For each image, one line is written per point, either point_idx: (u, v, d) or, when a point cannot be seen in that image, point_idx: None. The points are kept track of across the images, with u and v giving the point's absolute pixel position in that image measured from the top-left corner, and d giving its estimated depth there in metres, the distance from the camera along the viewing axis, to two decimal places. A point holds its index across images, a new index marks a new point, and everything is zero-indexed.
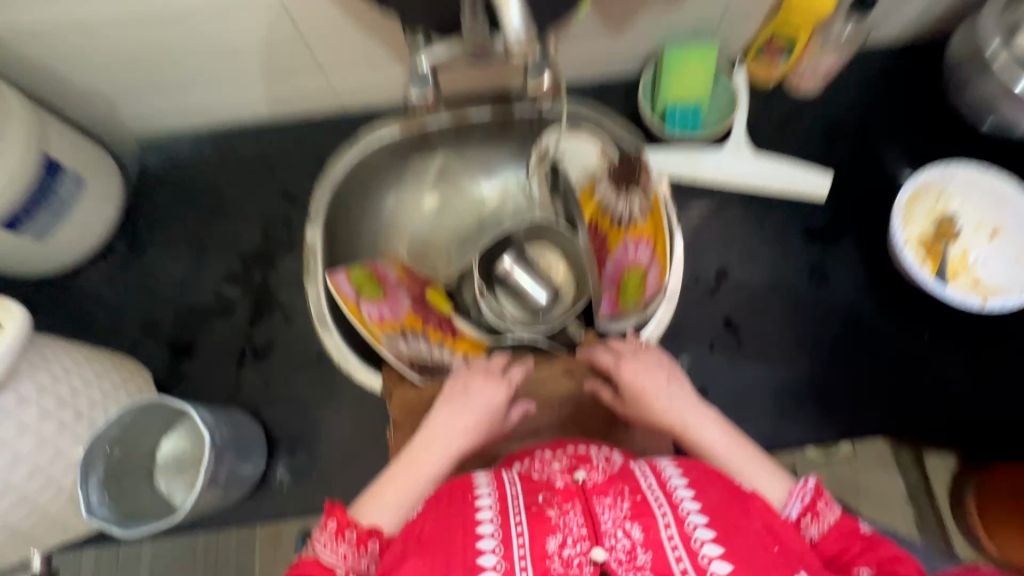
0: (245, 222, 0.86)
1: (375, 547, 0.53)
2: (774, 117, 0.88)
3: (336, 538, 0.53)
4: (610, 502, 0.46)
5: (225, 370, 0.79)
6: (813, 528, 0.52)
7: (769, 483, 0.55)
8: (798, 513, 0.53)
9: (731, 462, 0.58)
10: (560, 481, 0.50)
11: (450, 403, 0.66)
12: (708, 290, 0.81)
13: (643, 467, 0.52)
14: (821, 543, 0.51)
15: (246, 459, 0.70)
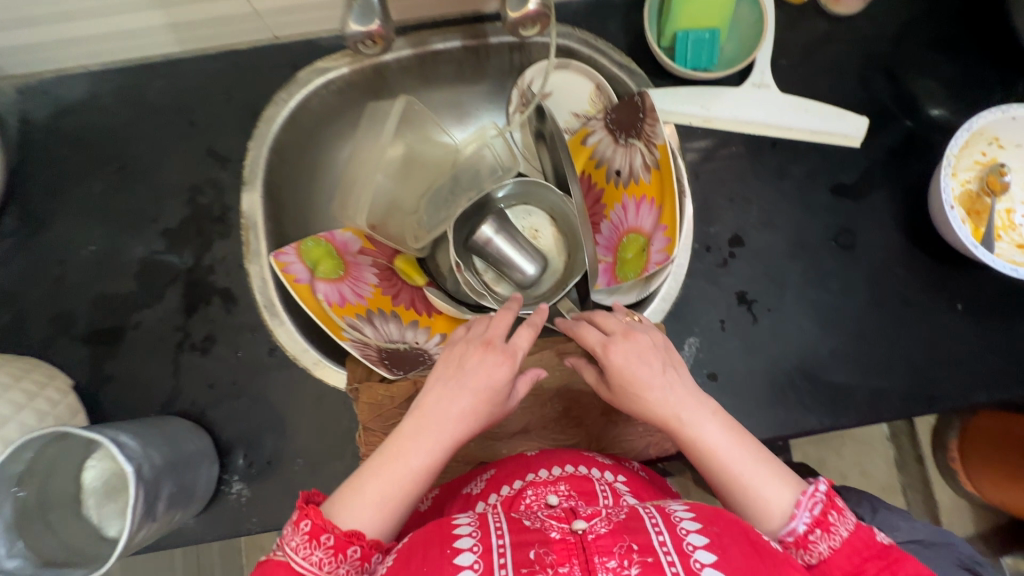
0: (163, 189, 0.70)
1: (355, 553, 0.46)
2: (800, 47, 0.74)
3: (310, 544, 0.45)
4: (613, 566, 0.42)
5: (157, 371, 0.67)
6: (824, 545, 0.46)
7: (771, 486, 0.49)
8: (807, 529, 0.47)
9: (733, 465, 0.50)
10: (556, 534, 0.45)
11: (443, 382, 0.53)
12: (721, 260, 0.70)
13: (651, 511, 0.48)
14: (830, 563, 0.45)
15: (193, 479, 0.60)
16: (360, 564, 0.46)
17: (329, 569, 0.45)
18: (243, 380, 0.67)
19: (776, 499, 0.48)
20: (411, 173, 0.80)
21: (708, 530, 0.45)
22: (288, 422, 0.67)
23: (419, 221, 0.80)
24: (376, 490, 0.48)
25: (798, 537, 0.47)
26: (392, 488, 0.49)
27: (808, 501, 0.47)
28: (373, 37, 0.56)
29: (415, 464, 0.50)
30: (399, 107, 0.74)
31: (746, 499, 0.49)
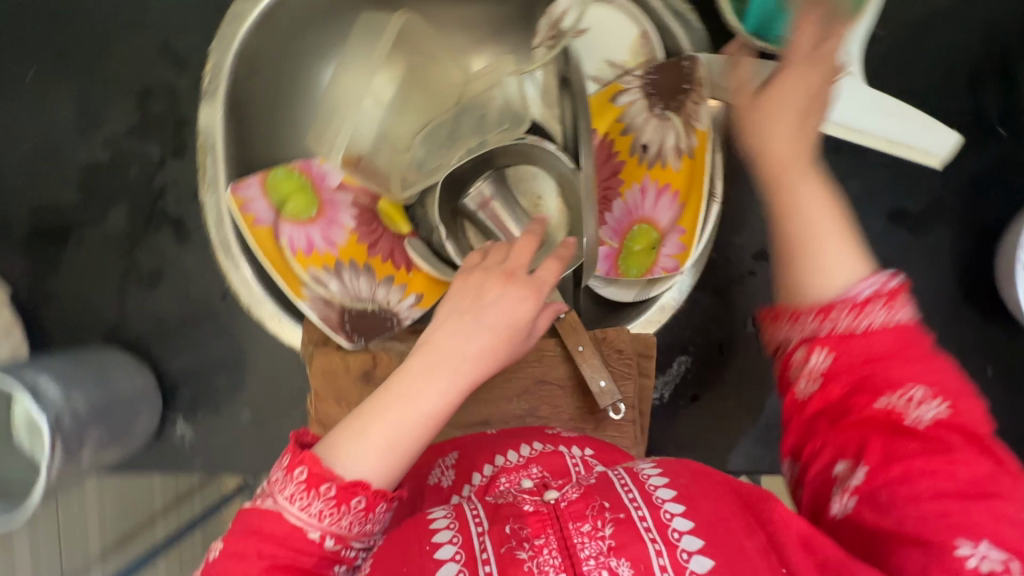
0: (110, 88, 0.60)
1: (359, 505, 0.38)
2: (903, 27, 0.58)
3: (306, 494, 0.38)
4: (589, 531, 0.37)
5: (101, 297, 0.62)
6: (864, 322, 0.36)
7: (845, 262, 0.38)
8: (872, 295, 0.36)
9: (806, 231, 0.38)
10: (530, 506, 0.40)
11: (450, 309, 0.42)
12: (737, 276, 0.61)
13: (620, 471, 0.43)
14: (873, 336, 0.36)
15: (129, 426, 0.57)
16: (364, 515, 0.38)
17: (329, 520, 0.38)
18: (194, 322, 0.62)
19: (835, 278, 0.37)
20: (408, 100, 0.65)
21: (677, 484, 0.40)
22: (240, 371, 0.63)
23: (412, 162, 0.66)
24: (366, 451, 0.39)
25: (855, 301, 0.36)
26: (390, 437, 0.39)
27: (874, 280, 0.37)
28: None
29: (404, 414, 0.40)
30: (394, 26, 0.63)
31: (806, 272, 0.38)
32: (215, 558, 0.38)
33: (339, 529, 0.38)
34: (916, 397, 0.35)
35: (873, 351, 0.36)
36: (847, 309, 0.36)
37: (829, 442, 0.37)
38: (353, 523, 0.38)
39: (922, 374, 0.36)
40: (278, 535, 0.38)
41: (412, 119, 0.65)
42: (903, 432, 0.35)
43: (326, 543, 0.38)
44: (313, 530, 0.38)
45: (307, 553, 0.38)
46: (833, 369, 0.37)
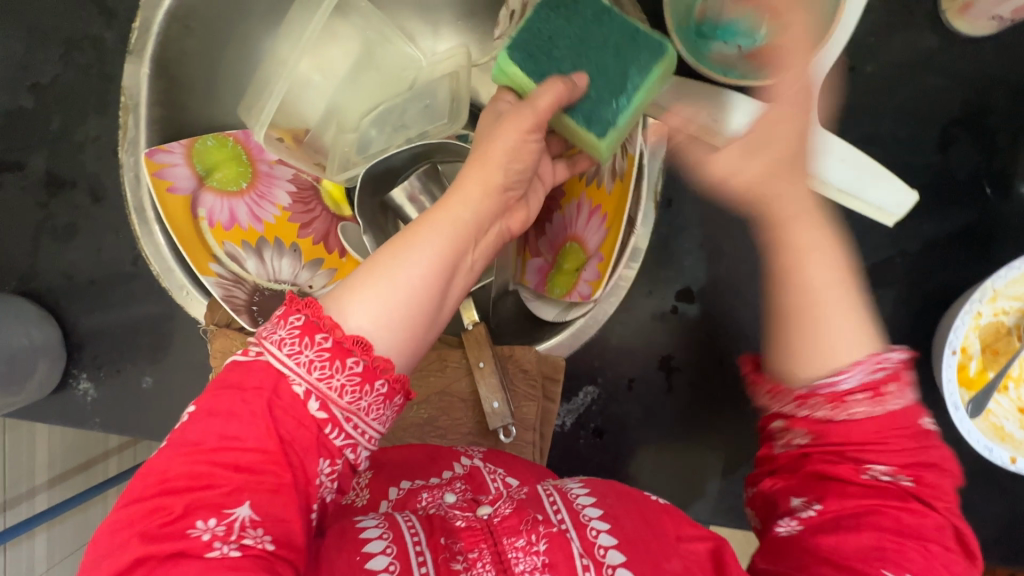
0: (38, 33, 0.58)
1: (355, 366, 0.36)
2: (873, 70, 0.53)
3: (301, 341, 0.36)
4: (523, 546, 0.43)
5: (15, 244, 0.61)
6: (862, 409, 0.40)
7: (851, 339, 0.41)
8: (855, 390, 0.41)
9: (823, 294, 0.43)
10: (463, 522, 0.46)
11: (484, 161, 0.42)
12: (658, 311, 0.58)
13: (550, 489, 0.48)
14: (853, 427, 0.41)
15: (21, 378, 0.57)
16: (358, 384, 0.36)
17: (318, 376, 0.35)
18: (105, 281, 0.62)
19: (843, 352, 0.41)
20: (362, 77, 0.66)
21: (602, 504, 0.46)
22: (146, 338, 0.63)
23: (356, 141, 0.67)
24: (388, 291, 0.37)
25: (836, 393, 0.41)
26: (409, 278, 0.37)
27: (882, 360, 0.41)
28: None
29: (418, 265, 0.38)
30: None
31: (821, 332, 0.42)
32: (185, 425, 0.37)
33: (326, 393, 0.36)
34: (877, 469, 0.40)
35: (854, 439, 0.41)
36: (860, 397, 0.40)
37: (795, 479, 0.43)
38: (344, 388, 0.36)
39: (904, 459, 0.40)
40: (266, 390, 0.35)
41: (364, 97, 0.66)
42: (847, 481, 0.41)
43: (311, 404, 0.36)
44: (300, 384, 0.36)
45: (297, 424, 0.36)
46: (816, 440, 0.42)
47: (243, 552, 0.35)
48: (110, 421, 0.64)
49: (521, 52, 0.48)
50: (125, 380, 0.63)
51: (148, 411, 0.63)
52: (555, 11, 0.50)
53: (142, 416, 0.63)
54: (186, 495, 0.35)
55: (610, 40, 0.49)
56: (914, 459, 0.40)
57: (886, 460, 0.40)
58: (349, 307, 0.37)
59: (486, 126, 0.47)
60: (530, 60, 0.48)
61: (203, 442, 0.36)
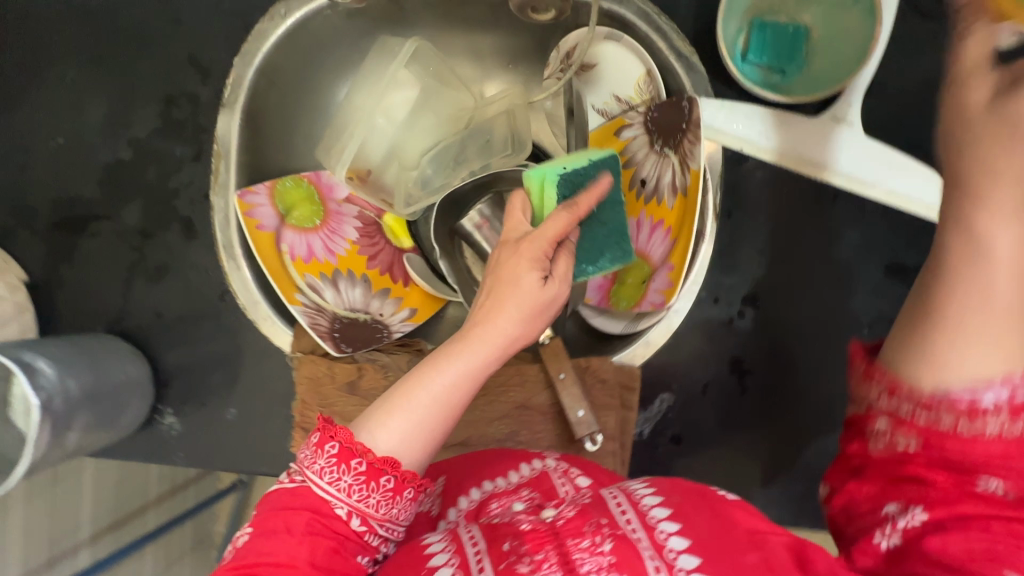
0: (139, 92, 0.64)
1: (387, 484, 0.43)
2: (910, 82, 0.58)
3: (341, 470, 0.43)
4: (587, 547, 0.41)
5: (109, 286, 0.65)
6: (992, 425, 0.33)
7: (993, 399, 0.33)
8: (995, 404, 0.33)
9: (1006, 279, 0.34)
10: (527, 526, 0.44)
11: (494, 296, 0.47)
12: (726, 317, 0.61)
13: (614, 492, 0.46)
14: (977, 443, 0.33)
15: (116, 410, 0.59)
16: (391, 495, 0.43)
17: (357, 497, 0.43)
18: (191, 318, 0.65)
19: (981, 366, 0.34)
20: (421, 121, 0.68)
21: (671, 501, 0.43)
22: (229, 371, 0.65)
23: (416, 179, 0.68)
24: (413, 414, 0.44)
25: (975, 404, 0.33)
26: (432, 404, 0.44)
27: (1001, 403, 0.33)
28: None
29: (438, 392, 0.44)
30: (410, 48, 0.65)
31: (988, 297, 0.34)
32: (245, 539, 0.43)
33: (365, 509, 0.44)
34: (992, 484, 0.33)
35: (969, 455, 0.34)
36: (998, 419, 0.33)
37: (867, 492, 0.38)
38: (381, 502, 0.43)
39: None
40: (312, 509, 0.43)
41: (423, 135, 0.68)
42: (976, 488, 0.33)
43: (352, 522, 0.43)
44: (342, 505, 0.43)
45: (335, 532, 0.43)
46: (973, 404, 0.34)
47: None
48: (195, 453, 0.65)
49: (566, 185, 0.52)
50: (211, 412, 0.65)
51: (231, 443, 0.65)
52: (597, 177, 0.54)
53: (225, 449, 0.65)
54: None
55: (610, 223, 0.56)
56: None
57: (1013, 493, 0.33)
58: (379, 429, 0.44)
59: (512, 267, 0.47)
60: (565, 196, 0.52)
61: (257, 550, 0.42)
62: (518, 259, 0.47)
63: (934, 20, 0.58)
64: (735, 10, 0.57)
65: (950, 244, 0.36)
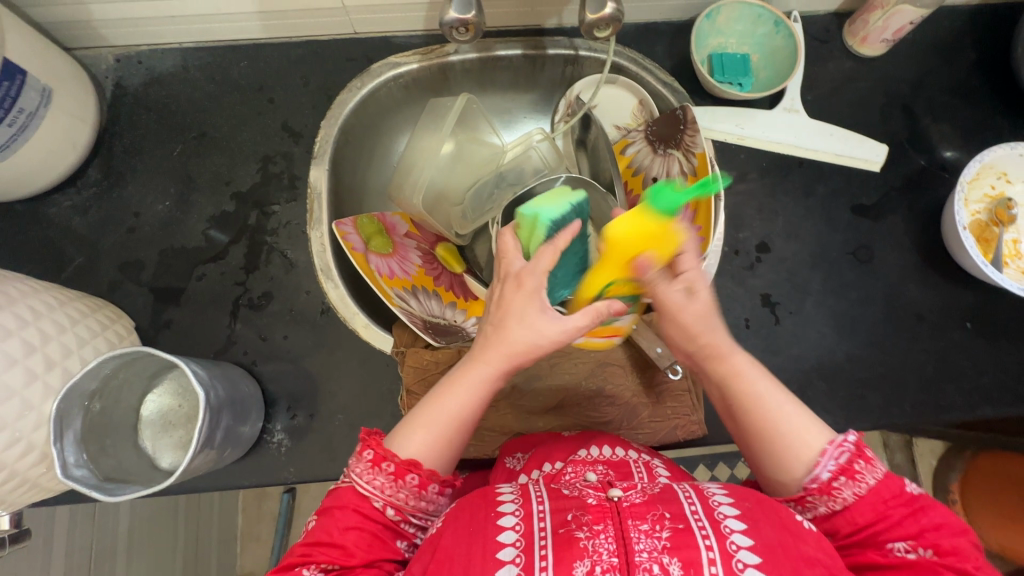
0: (238, 156, 0.76)
1: (412, 480, 0.53)
2: (826, 82, 0.82)
3: (372, 471, 0.53)
4: (646, 529, 0.48)
5: (215, 319, 0.71)
6: (848, 492, 0.49)
7: (809, 432, 0.52)
8: (833, 476, 0.49)
9: (774, 407, 0.53)
10: (593, 500, 0.52)
11: (496, 328, 0.56)
12: (748, 264, 0.76)
13: (688, 491, 0.53)
14: (852, 511, 0.49)
15: (244, 419, 0.63)
16: (417, 490, 0.53)
17: (389, 492, 0.53)
18: (294, 336, 0.71)
19: (812, 437, 0.52)
20: (463, 164, 0.85)
21: (741, 506, 0.50)
22: (333, 380, 0.70)
23: (463, 211, 0.86)
24: (432, 431, 0.54)
25: (823, 484, 0.49)
26: (450, 420, 0.55)
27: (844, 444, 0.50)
28: (467, 25, 0.63)
29: (450, 409, 0.55)
30: (462, 103, 0.80)
31: (789, 437, 0.51)
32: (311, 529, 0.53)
33: (397, 502, 0.53)
34: (899, 546, 0.48)
35: (858, 520, 0.49)
36: (843, 483, 0.49)
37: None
38: (409, 496, 0.53)
39: (910, 528, 0.48)
40: (353, 505, 0.52)
41: (465, 177, 0.85)
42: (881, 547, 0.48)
43: (388, 512, 0.53)
44: (378, 500, 0.52)
45: (376, 520, 0.52)
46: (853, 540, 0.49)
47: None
48: (304, 466, 0.68)
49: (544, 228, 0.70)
50: (317, 423, 0.69)
51: (340, 449, 0.68)
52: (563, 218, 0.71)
53: (334, 455, 0.68)
54: (308, 554, 0.51)
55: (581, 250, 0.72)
56: (921, 525, 0.48)
57: (895, 536, 0.48)
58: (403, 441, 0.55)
59: (518, 299, 0.56)
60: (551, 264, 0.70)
61: (314, 534, 0.52)
62: (516, 294, 0.56)
63: (830, 43, 0.83)
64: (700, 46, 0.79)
65: (745, 423, 0.54)
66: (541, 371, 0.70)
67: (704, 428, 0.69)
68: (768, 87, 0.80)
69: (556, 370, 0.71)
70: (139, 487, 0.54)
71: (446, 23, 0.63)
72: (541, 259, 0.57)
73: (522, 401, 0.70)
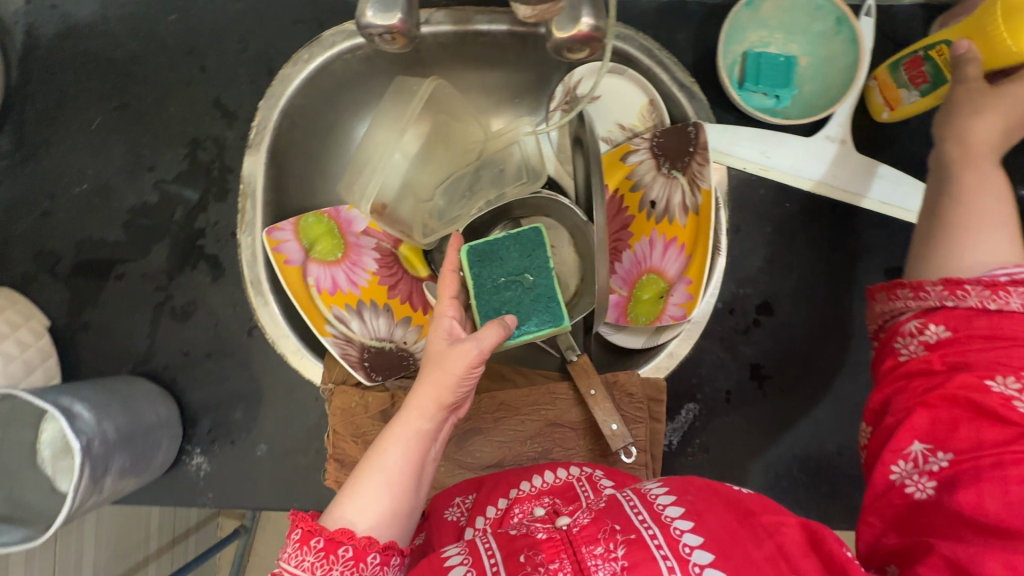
0: (165, 136, 0.66)
1: (346, 553, 0.42)
2: None
3: (300, 550, 0.43)
4: (601, 553, 0.40)
5: (133, 327, 0.65)
6: (973, 300, 0.41)
7: (998, 246, 0.44)
8: (1013, 282, 0.40)
9: (983, 207, 0.46)
10: (543, 534, 0.43)
11: (424, 370, 0.50)
12: (742, 327, 0.64)
13: (628, 494, 0.44)
14: (1003, 319, 0.40)
15: (148, 448, 0.58)
16: (352, 563, 0.42)
17: (320, 573, 0.42)
18: (218, 354, 0.65)
19: (991, 254, 0.44)
20: (432, 154, 0.68)
21: (683, 501, 0.42)
22: (258, 406, 0.65)
23: (432, 212, 0.70)
24: (369, 494, 0.45)
25: (997, 281, 0.41)
26: (386, 480, 0.46)
27: (1014, 271, 0.41)
28: (392, 33, 0.55)
29: (385, 467, 0.46)
30: (428, 88, 0.65)
31: (974, 230, 0.46)
32: None
33: None
34: (1002, 384, 0.38)
35: (988, 333, 0.40)
36: (977, 288, 0.41)
37: (914, 407, 0.41)
38: (344, 573, 0.42)
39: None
40: None
41: (434, 173, 0.69)
42: (985, 413, 0.38)
43: None
44: None
45: None
46: (950, 340, 0.42)
47: None
48: (220, 494, 0.64)
49: (484, 258, 0.59)
50: (238, 451, 0.64)
51: (260, 481, 0.64)
52: (514, 244, 0.60)
53: (253, 487, 0.64)
54: None
55: (536, 287, 0.59)
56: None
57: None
58: (341, 511, 0.45)
59: (438, 339, 0.51)
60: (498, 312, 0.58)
61: None
62: (442, 337, 0.51)
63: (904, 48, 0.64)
64: (734, 40, 0.63)
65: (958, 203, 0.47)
66: (483, 425, 0.63)
67: None
68: (808, 112, 0.63)
69: (500, 425, 0.63)
70: None
71: (362, 28, 0.55)
72: (488, 334, 0.50)
73: (458, 456, 0.63)
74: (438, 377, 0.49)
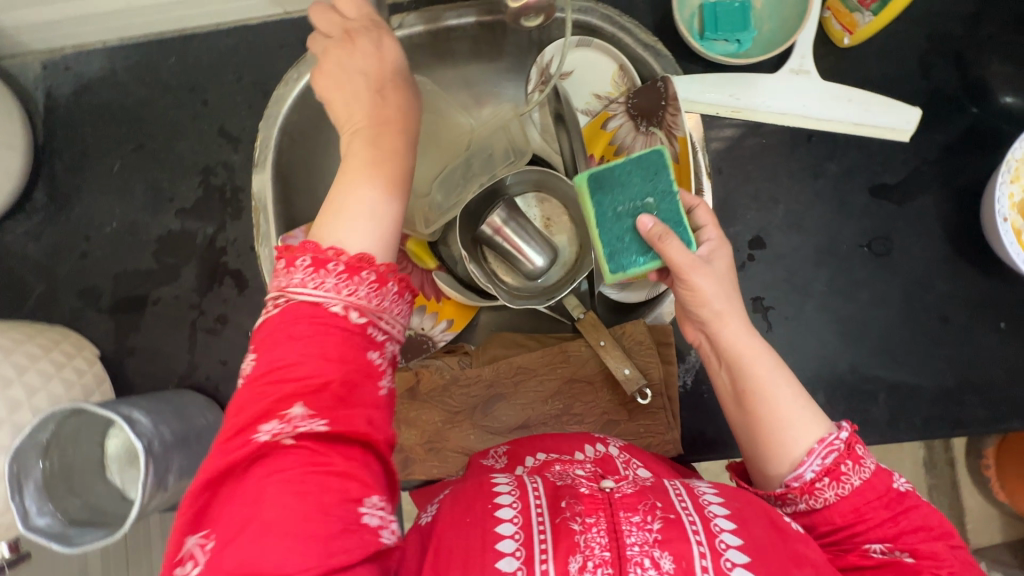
0: (180, 168, 0.72)
1: (368, 276, 0.38)
2: None
3: (313, 274, 0.37)
4: (638, 522, 0.41)
5: (174, 346, 0.71)
6: (830, 493, 0.42)
7: (798, 422, 0.44)
8: (816, 477, 0.42)
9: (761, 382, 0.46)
10: (586, 490, 0.44)
11: (355, 149, 0.45)
12: (738, 264, 0.67)
13: (676, 485, 0.46)
14: (832, 513, 0.42)
15: (202, 449, 0.63)
16: (376, 286, 0.38)
17: (344, 293, 0.37)
18: None
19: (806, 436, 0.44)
20: (426, 149, 0.71)
21: (731, 505, 0.43)
22: None
23: (431, 204, 0.72)
24: (365, 220, 0.40)
25: (805, 484, 0.43)
26: (375, 202, 0.41)
27: (827, 440, 0.43)
28: None
29: (367, 198, 0.41)
30: None
31: (776, 435, 0.44)
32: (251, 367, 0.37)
33: (359, 303, 0.38)
34: (876, 548, 0.41)
35: (836, 520, 0.42)
36: (825, 483, 0.42)
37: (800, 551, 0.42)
38: (368, 293, 0.38)
39: (887, 531, 0.41)
40: (304, 318, 0.37)
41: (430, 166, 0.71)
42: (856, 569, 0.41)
43: (350, 315, 0.37)
44: (334, 304, 0.37)
45: (342, 332, 0.37)
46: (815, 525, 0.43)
47: (298, 438, 0.35)
48: None
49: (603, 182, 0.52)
50: None
51: None
52: (636, 166, 0.52)
53: None
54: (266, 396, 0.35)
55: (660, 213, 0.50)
56: (899, 527, 0.41)
57: (878, 537, 0.41)
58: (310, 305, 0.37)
59: (383, 99, 0.47)
60: (618, 239, 0.51)
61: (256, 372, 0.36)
62: (395, 101, 0.46)
63: None
64: None
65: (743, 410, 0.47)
66: (506, 390, 0.67)
67: (678, 448, 0.63)
68: (769, 49, 0.66)
69: (521, 388, 0.67)
70: (102, 531, 0.55)
71: None
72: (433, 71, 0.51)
73: (485, 421, 0.67)
74: (403, 124, 0.46)
